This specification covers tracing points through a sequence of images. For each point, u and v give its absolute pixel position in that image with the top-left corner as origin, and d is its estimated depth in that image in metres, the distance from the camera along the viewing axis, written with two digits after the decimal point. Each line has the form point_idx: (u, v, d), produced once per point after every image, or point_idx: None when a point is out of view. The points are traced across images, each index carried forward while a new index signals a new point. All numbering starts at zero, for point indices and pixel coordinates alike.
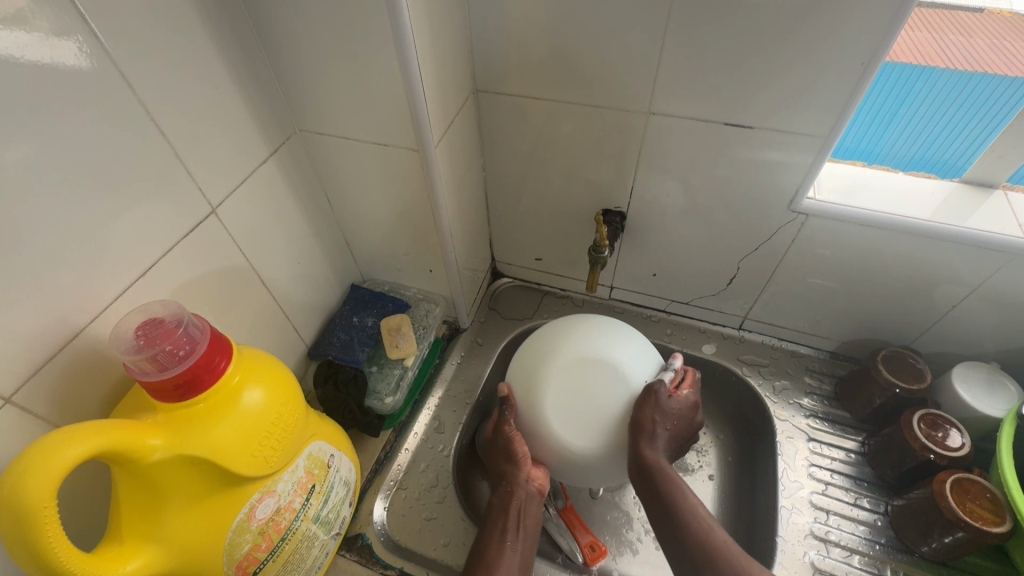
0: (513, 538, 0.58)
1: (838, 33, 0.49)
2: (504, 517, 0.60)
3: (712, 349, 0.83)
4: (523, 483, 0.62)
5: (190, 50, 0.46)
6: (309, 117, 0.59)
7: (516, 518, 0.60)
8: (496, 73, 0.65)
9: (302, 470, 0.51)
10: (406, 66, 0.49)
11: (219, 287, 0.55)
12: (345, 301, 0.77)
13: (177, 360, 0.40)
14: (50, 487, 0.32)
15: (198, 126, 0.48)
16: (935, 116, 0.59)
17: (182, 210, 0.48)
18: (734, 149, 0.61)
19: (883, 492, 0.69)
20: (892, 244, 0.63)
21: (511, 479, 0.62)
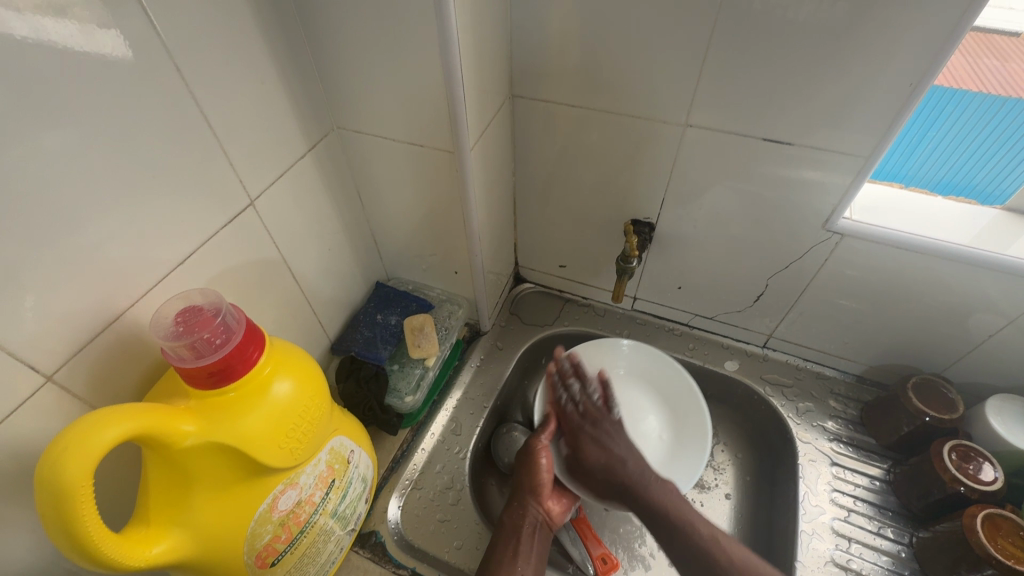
0: (524, 558, 0.60)
1: (886, 52, 0.48)
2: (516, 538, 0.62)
3: (734, 366, 0.82)
4: (534, 510, 0.65)
5: (239, 46, 0.47)
6: (347, 115, 0.60)
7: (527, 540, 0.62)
8: (532, 79, 0.65)
9: (323, 464, 0.51)
10: (447, 69, 0.50)
11: (252, 279, 0.56)
12: (369, 299, 0.77)
13: (213, 348, 0.40)
14: (88, 467, 0.33)
15: (242, 119, 0.49)
16: (966, 141, 0.58)
17: (221, 200, 0.49)
18: (770, 165, 0.61)
19: (908, 523, 0.67)
20: (930, 269, 0.62)
21: (523, 502, 0.65)
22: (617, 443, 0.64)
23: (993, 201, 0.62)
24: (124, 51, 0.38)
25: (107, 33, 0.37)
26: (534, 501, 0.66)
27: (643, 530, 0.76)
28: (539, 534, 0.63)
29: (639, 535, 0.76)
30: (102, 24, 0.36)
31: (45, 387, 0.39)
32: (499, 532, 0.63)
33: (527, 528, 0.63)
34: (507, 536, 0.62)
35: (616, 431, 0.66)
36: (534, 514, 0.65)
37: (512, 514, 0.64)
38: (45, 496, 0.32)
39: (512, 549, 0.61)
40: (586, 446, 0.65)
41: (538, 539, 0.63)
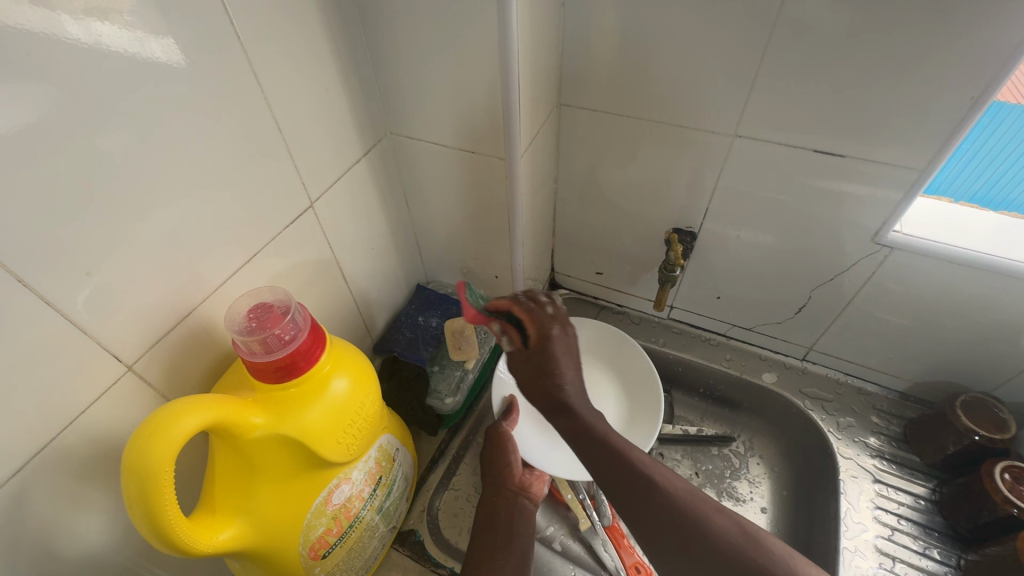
0: (503, 550, 0.61)
1: (946, 65, 0.48)
2: (492, 530, 0.63)
3: (773, 378, 0.81)
4: (510, 497, 0.66)
5: (306, 54, 0.49)
6: (401, 122, 0.62)
7: (504, 530, 0.63)
8: (578, 88, 0.66)
9: (372, 461, 0.52)
10: (503, 76, 0.51)
11: (308, 279, 0.57)
12: (410, 301, 0.79)
13: (282, 344, 0.42)
14: (170, 453, 0.35)
15: (305, 125, 0.51)
16: (1002, 153, 0.57)
17: (283, 202, 0.51)
18: (820, 178, 0.60)
19: (955, 544, 0.66)
20: (984, 285, 0.61)
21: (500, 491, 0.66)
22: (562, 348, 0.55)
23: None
24: (178, 57, 0.38)
25: (159, 40, 0.37)
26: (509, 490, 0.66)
27: None
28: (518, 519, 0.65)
29: None
30: (187, 29, 0.38)
31: (126, 376, 0.41)
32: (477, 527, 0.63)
33: (504, 519, 0.64)
34: (483, 528, 0.63)
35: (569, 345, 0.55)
36: (510, 503, 0.66)
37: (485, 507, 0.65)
38: (131, 479, 0.34)
39: (493, 544, 0.61)
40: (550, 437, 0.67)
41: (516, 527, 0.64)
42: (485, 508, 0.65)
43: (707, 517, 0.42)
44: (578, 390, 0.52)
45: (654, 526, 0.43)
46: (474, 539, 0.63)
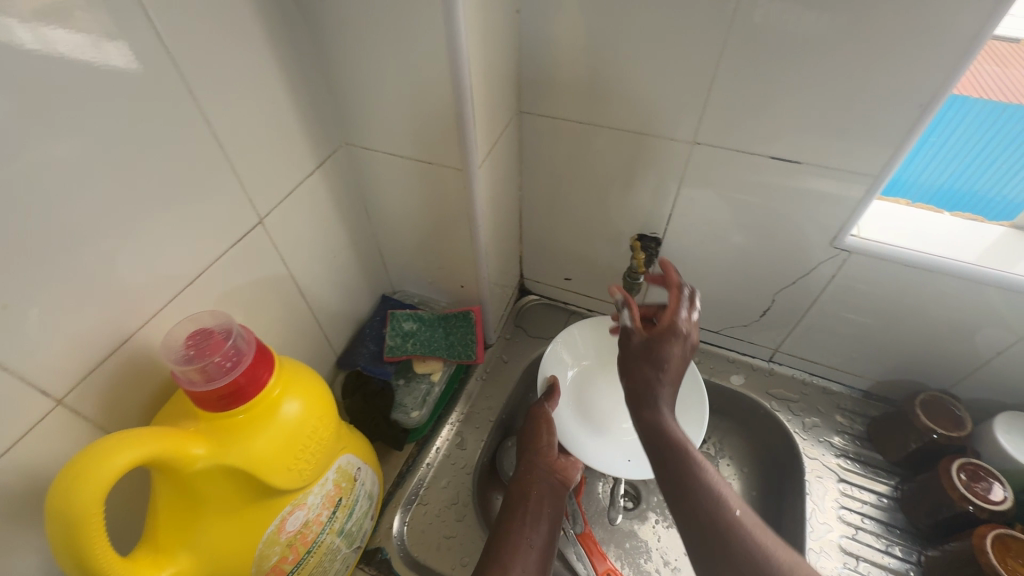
0: (531, 523, 0.63)
1: (895, 71, 0.49)
2: (523, 502, 0.65)
3: (741, 381, 0.82)
4: (544, 474, 0.68)
5: (250, 64, 0.47)
6: (356, 132, 0.60)
7: (534, 503, 0.65)
8: (539, 95, 0.65)
9: (330, 483, 0.51)
10: (457, 85, 0.50)
11: (261, 296, 0.56)
12: (375, 312, 0.77)
13: (224, 371, 0.40)
14: (97, 494, 0.33)
15: (251, 137, 0.49)
16: (966, 148, 0.58)
17: (230, 219, 0.49)
18: (779, 183, 0.61)
19: (916, 541, 0.67)
20: (938, 287, 0.62)
21: (534, 466, 0.68)
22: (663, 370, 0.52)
23: (999, 211, 0.62)
24: (132, 59, 0.38)
25: (111, 43, 0.36)
26: (545, 470, 0.69)
27: (649, 546, 0.77)
28: (550, 497, 0.66)
29: (645, 550, 0.77)
30: (109, 38, 0.36)
31: (56, 411, 0.39)
32: (510, 499, 0.66)
33: (538, 496, 0.66)
34: (515, 501, 0.65)
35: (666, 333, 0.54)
36: (544, 482, 0.68)
37: (520, 481, 0.68)
38: (55, 525, 0.32)
39: (524, 518, 0.63)
40: (650, 368, 0.53)
41: (548, 503, 0.66)
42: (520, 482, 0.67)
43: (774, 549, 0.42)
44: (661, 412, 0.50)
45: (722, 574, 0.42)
46: (506, 510, 0.65)
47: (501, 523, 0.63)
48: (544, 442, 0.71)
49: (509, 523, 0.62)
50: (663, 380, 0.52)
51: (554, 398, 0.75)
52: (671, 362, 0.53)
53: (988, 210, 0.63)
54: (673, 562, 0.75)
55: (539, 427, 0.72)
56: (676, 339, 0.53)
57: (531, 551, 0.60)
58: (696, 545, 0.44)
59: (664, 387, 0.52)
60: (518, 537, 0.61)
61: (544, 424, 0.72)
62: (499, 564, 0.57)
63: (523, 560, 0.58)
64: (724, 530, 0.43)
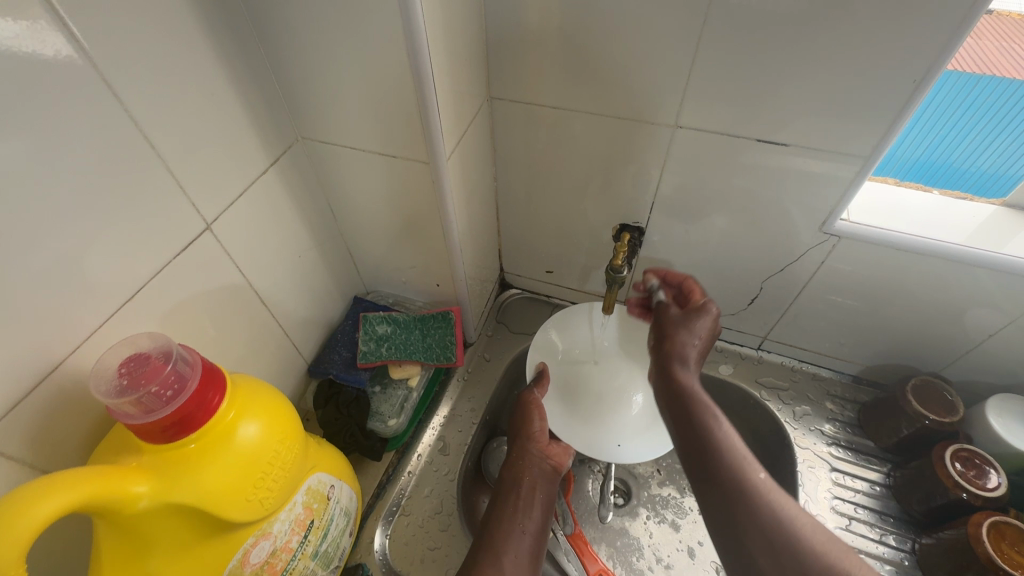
0: (524, 512, 0.60)
1: (888, 45, 0.45)
2: (515, 489, 0.62)
3: (729, 370, 0.80)
4: (537, 461, 0.65)
5: (182, 53, 0.42)
6: (312, 125, 0.55)
7: (526, 491, 0.62)
8: (511, 80, 0.61)
9: (299, 507, 0.48)
10: (416, 73, 0.46)
11: (214, 308, 0.51)
12: (347, 315, 0.73)
13: (164, 401, 0.36)
14: (15, 554, 0.29)
15: (191, 136, 0.44)
16: (940, 120, 0.55)
17: (172, 228, 0.45)
18: (765, 168, 0.58)
19: (910, 529, 0.66)
20: (929, 271, 0.60)
21: (525, 454, 0.65)
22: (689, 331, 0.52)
23: (974, 185, 0.60)
24: (70, 49, 0.34)
25: (46, 32, 0.33)
26: (536, 455, 0.66)
27: (641, 543, 0.75)
28: (542, 484, 0.63)
29: (637, 548, 0.75)
30: (45, 25, 0.33)
31: None
32: (502, 486, 0.63)
33: (530, 482, 0.63)
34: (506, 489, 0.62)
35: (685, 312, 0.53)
36: (536, 468, 0.64)
37: (513, 468, 0.64)
38: None
39: (515, 505, 0.60)
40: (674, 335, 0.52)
41: (540, 490, 0.63)
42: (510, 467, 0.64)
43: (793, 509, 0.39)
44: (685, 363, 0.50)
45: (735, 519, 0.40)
46: (498, 497, 0.62)
47: (492, 512, 0.60)
48: (537, 427, 0.67)
49: (501, 514, 0.59)
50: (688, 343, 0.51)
51: (544, 384, 0.72)
52: (699, 341, 0.51)
53: (963, 183, 0.60)
54: (665, 559, 0.74)
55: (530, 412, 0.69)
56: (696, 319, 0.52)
57: (523, 539, 0.57)
58: (708, 501, 0.42)
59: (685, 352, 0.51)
60: (510, 526, 0.58)
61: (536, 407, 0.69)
62: (493, 553, 0.54)
63: (516, 546, 0.56)
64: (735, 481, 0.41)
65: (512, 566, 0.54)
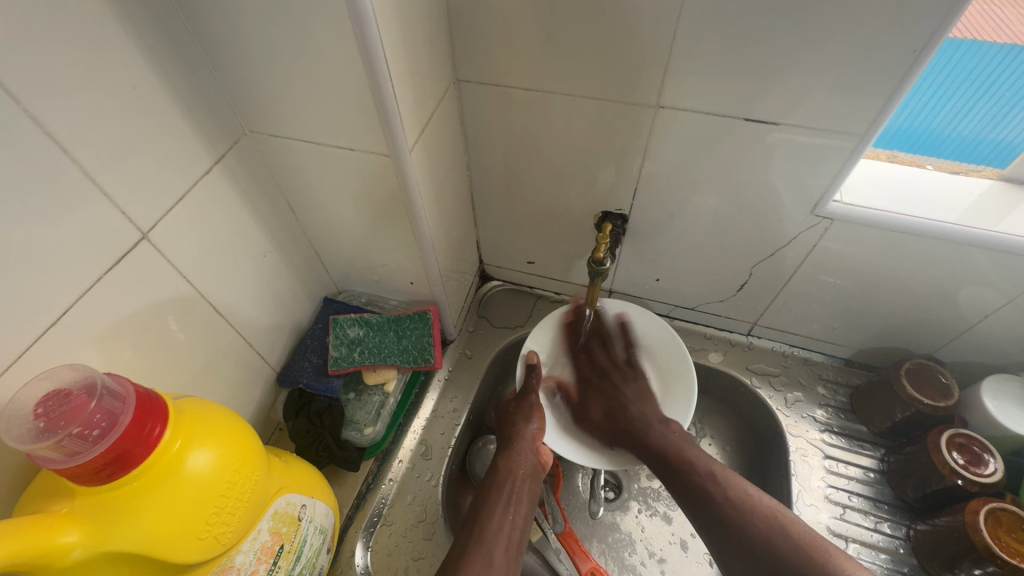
0: (514, 511, 0.55)
1: (885, 14, 0.41)
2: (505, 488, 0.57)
3: (719, 358, 0.78)
4: (527, 459, 0.61)
5: (97, 44, 0.37)
6: (260, 118, 0.50)
7: (514, 490, 0.57)
8: (479, 61, 0.56)
9: (266, 534, 0.44)
10: (367, 57, 0.41)
11: (162, 324, 0.47)
12: (317, 318, 0.69)
13: (91, 442, 0.33)
14: None
15: (115, 137, 0.40)
16: (923, 88, 0.51)
17: (102, 240, 0.40)
18: (753, 149, 0.54)
19: (905, 515, 0.65)
20: (924, 253, 0.57)
21: (517, 454, 0.61)
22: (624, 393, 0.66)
23: (954, 152, 0.57)
24: None
25: None
26: (525, 455, 0.61)
27: (633, 538, 0.73)
28: (530, 483, 0.59)
29: (629, 543, 0.73)
30: None
31: None
32: (494, 480, 0.59)
33: (521, 477, 0.59)
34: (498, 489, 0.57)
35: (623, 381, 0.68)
36: (525, 468, 0.60)
37: (511, 459, 0.60)
38: None
39: (505, 500, 0.56)
40: (594, 402, 0.67)
41: (530, 488, 0.59)
42: (507, 459, 0.61)
43: (783, 522, 0.50)
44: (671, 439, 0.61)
45: (733, 544, 0.51)
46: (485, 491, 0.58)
47: (479, 506, 0.56)
48: (531, 427, 0.63)
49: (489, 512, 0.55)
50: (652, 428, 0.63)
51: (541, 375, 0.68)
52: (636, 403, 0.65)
53: (941, 151, 0.57)
54: (658, 552, 0.72)
55: (530, 411, 0.65)
56: (632, 376, 0.68)
57: (510, 535, 0.53)
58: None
59: (596, 410, 0.67)
60: (499, 520, 0.54)
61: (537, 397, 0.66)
62: (482, 549, 0.51)
63: (506, 540, 0.52)
64: (691, 471, 0.57)
65: (502, 562, 0.50)
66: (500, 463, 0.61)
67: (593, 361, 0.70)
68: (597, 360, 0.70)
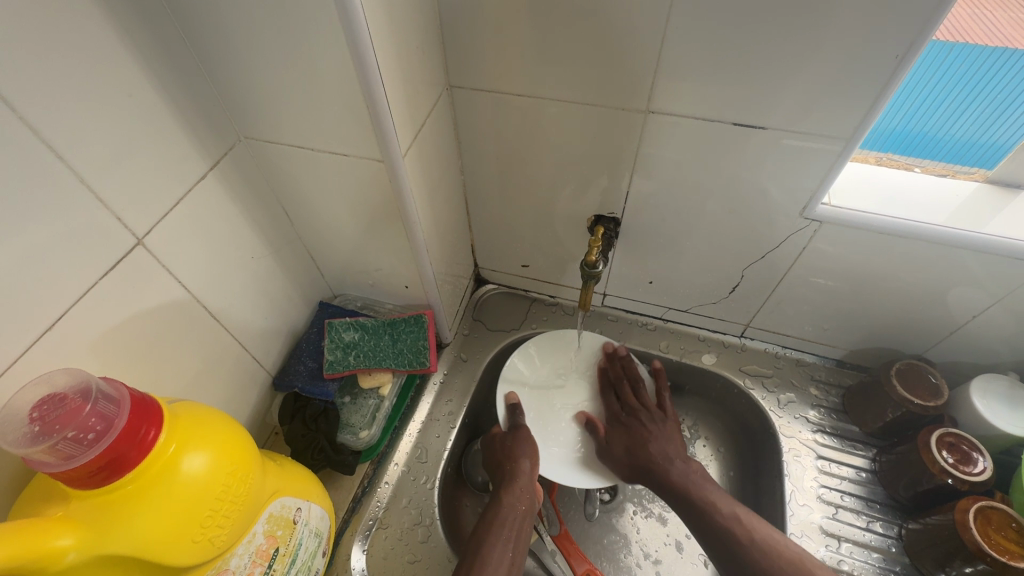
0: (513, 549, 0.56)
1: (867, 20, 0.42)
2: (502, 526, 0.57)
3: (712, 359, 0.78)
4: (523, 496, 0.61)
5: (92, 52, 0.37)
6: (254, 124, 0.51)
7: (512, 527, 0.57)
8: (472, 67, 0.57)
9: (261, 537, 0.45)
10: (359, 65, 0.41)
11: (157, 329, 0.47)
12: (312, 323, 0.70)
13: (86, 445, 0.33)
14: None
15: (110, 145, 0.40)
16: (916, 90, 0.52)
17: (97, 246, 0.41)
18: (742, 153, 0.55)
19: (896, 514, 0.65)
20: (911, 255, 0.58)
21: (512, 492, 0.61)
22: (653, 430, 0.67)
23: (947, 154, 0.57)
24: None
25: None
26: (520, 491, 0.61)
27: (628, 539, 0.74)
28: (527, 520, 0.59)
29: (625, 544, 0.73)
30: None
31: None
32: (495, 514, 0.59)
33: (521, 514, 0.59)
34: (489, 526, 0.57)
35: (652, 419, 0.68)
36: (521, 506, 0.60)
37: (512, 493, 0.60)
38: None
39: (506, 535, 0.56)
40: (617, 437, 0.67)
41: (526, 525, 0.59)
42: (502, 497, 0.60)
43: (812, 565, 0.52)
44: (688, 475, 0.62)
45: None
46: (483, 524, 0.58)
47: (480, 537, 0.56)
48: (524, 465, 0.63)
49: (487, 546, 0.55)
50: (675, 465, 0.63)
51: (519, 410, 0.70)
52: (663, 437, 0.66)
53: (934, 153, 0.58)
54: (653, 554, 0.73)
55: (523, 444, 0.65)
56: (661, 417, 0.69)
57: (509, 569, 0.54)
58: None
59: (618, 447, 0.66)
60: (499, 556, 0.54)
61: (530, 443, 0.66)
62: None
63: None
64: (711, 510, 0.58)
65: None
66: (501, 496, 0.60)
67: (624, 399, 0.71)
68: (614, 405, 0.71)
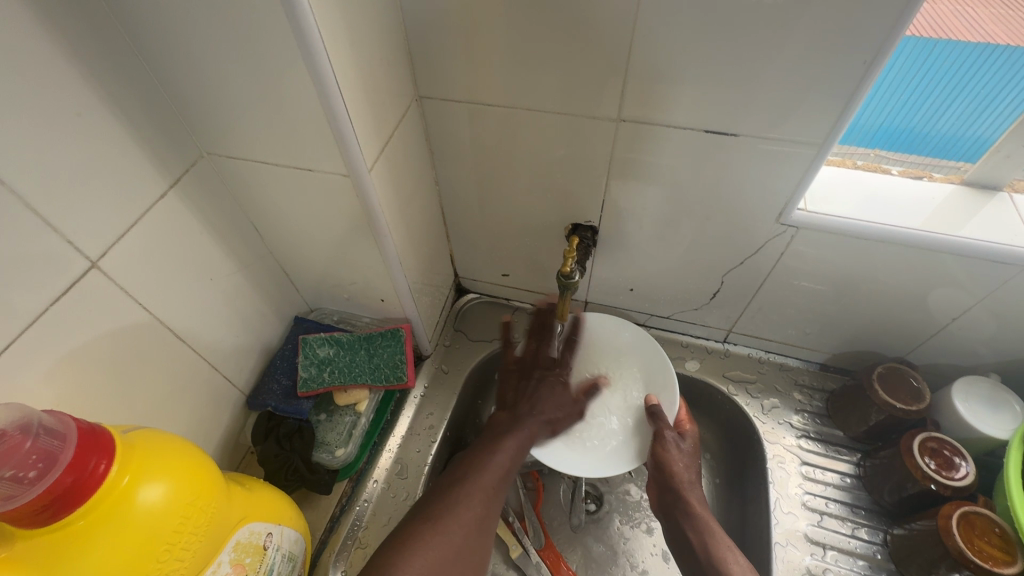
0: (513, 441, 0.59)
1: (831, 29, 0.42)
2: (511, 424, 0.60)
3: (696, 366, 0.78)
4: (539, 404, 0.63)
5: (37, 75, 0.36)
6: (216, 140, 0.50)
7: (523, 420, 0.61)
8: (441, 79, 0.56)
9: (226, 566, 0.43)
10: (318, 80, 0.41)
11: (116, 354, 0.46)
12: (287, 339, 0.68)
13: (30, 483, 0.32)
14: None
15: (60, 167, 0.39)
16: (902, 85, 0.51)
17: (48, 273, 0.39)
18: (716, 159, 0.54)
19: (882, 519, 0.65)
20: (888, 257, 0.58)
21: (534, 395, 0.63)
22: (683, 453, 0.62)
23: (933, 150, 0.57)
24: None
25: None
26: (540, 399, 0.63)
27: (615, 550, 0.73)
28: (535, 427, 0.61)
29: (612, 556, 0.72)
30: None
31: None
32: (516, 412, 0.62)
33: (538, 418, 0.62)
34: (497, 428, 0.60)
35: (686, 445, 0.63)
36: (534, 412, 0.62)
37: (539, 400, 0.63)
38: None
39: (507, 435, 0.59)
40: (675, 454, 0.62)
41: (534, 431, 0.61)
42: (496, 452, 0.57)
43: None
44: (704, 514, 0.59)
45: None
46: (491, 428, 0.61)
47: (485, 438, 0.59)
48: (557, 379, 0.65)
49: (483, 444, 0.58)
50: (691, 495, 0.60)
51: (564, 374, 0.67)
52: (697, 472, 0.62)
53: (921, 149, 0.57)
54: (639, 564, 0.71)
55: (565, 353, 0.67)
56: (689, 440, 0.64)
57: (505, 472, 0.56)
58: None
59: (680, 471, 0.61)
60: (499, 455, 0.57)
61: (546, 408, 0.63)
62: (441, 529, 0.49)
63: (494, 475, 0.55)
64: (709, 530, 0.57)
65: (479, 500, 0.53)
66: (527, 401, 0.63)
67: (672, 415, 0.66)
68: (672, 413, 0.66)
